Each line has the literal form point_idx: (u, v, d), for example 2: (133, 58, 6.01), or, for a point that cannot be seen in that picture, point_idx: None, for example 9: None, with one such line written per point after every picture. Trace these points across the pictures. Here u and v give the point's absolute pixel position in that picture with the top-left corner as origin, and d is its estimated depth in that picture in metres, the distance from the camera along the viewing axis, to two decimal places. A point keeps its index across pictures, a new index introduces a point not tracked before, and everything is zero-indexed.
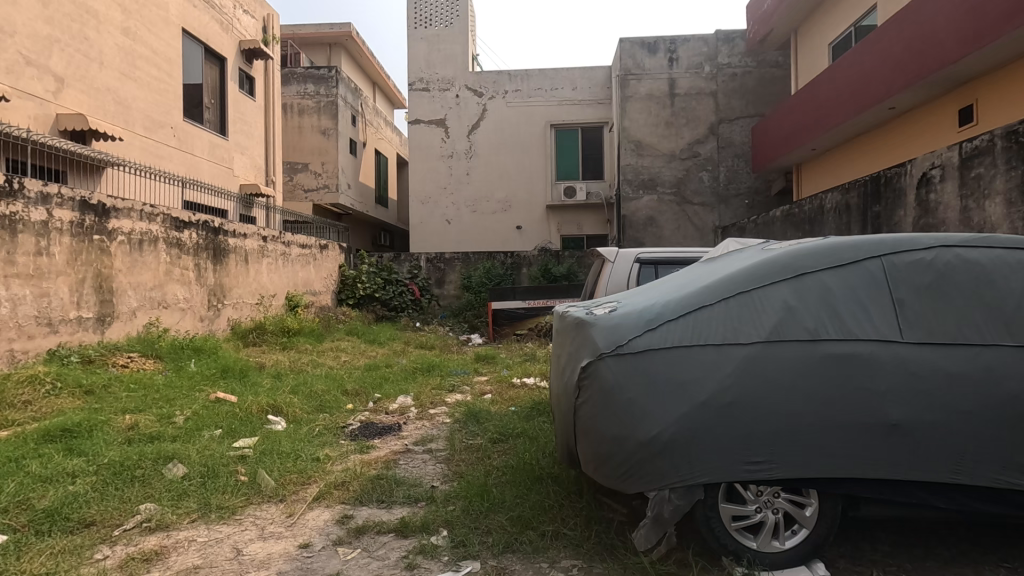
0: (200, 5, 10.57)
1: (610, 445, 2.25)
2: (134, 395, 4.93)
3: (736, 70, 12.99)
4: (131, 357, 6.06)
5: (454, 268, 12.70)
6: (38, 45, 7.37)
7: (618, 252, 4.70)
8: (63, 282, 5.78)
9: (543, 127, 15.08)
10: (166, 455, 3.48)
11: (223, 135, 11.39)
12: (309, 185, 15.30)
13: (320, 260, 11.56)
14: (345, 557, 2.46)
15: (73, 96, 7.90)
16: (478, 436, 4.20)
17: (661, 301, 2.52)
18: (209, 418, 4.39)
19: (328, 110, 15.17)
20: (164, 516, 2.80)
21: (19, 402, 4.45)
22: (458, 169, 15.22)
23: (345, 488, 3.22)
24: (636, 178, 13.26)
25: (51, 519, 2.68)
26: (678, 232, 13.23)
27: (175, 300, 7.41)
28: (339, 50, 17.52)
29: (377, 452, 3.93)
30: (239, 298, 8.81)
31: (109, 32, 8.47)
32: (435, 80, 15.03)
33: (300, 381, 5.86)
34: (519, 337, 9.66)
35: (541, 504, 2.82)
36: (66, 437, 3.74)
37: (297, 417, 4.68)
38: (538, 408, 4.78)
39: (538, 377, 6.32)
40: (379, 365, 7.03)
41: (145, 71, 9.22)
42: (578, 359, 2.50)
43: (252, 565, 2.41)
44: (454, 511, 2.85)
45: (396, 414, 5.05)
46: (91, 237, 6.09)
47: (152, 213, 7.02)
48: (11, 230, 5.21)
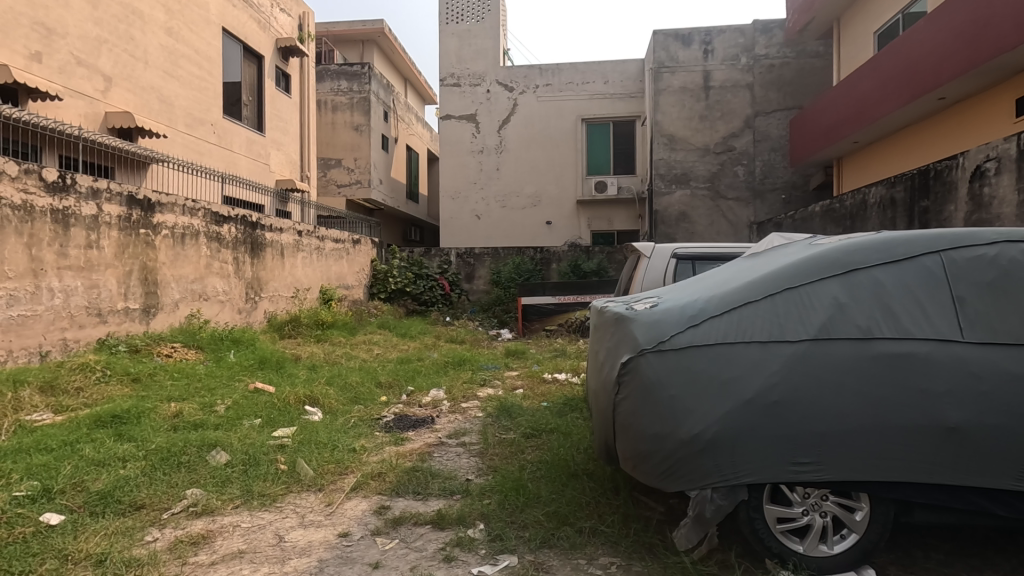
0: (238, 4, 10.81)
1: (650, 443, 2.21)
2: (178, 383, 5.10)
3: (774, 61, 12.65)
4: (174, 347, 6.26)
5: (483, 264, 12.77)
6: (88, 46, 7.64)
7: (655, 247, 4.62)
8: (112, 274, 6.00)
9: (573, 122, 14.97)
10: (210, 442, 3.59)
11: (260, 131, 11.66)
12: (343, 180, 15.54)
13: (353, 255, 11.75)
14: (384, 547, 2.49)
15: (120, 95, 8.19)
16: (511, 430, 4.21)
17: (703, 297, 2.46)
18: (249, 408, 4.51)
19: (360, 106, 15.36)
20: (209, 501, 2.88)
21: (72, 388, 4.65)
22: (488, 164, 15.24)
23: (382, 479, 3.26)
24: (669, 172, 13.02)
25: (104, 501, 2.79)
26: (712, 228, 12.97)
27: (215, 292, 7.62)
28: (372, 46, 17.72)
29: (412, 443, 3.97)
30: (275, 291, 9.02)
31: (153, 32, 8.75)
32: (466, 75, 15.08)
33: (335, 373, 5.97)
34: (548, 333, 9.61)
35: (577, 500, 2.81)
36: (116, 423, 3.89)
37: (333, 408, 4.77)
38: (570, 405, 4.75)
39: (569, 373, 6.29)
40: (411, 358, 7.12)
41: (188, 69, 9.49)
42: (618, 355, 2.46)
43: (294, 552, 2.46)
44: (490, 505, 2.85)
45: (429, 406, 5.10)
46: (137, 231, 6.31)
47: (193, 208, 7.24)
48: (65, 224, 5.44)
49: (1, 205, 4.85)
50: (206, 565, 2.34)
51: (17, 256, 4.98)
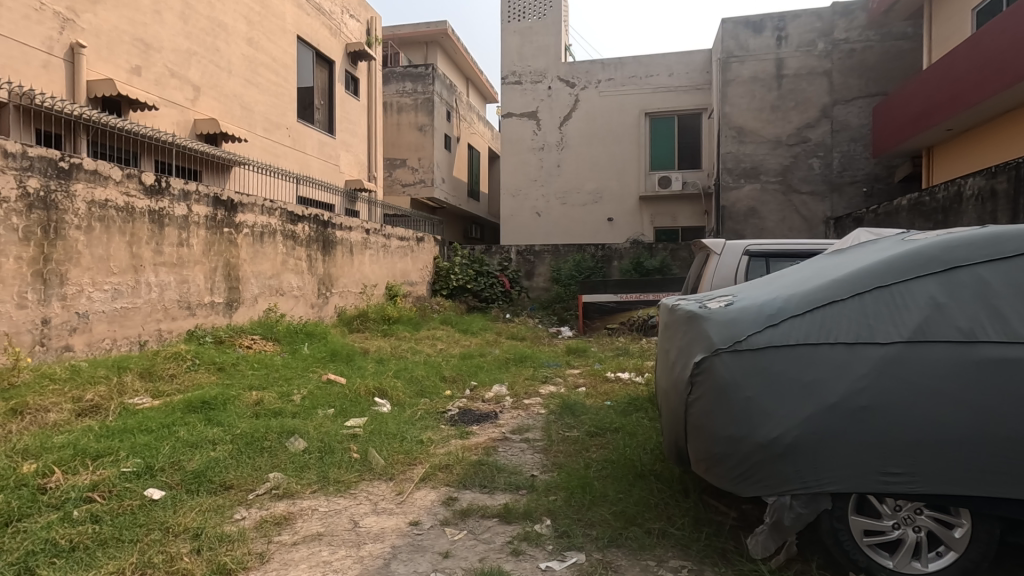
0: (312, 13, 11.33)
1: (724, 445, 2.13)
2: (259, 373, 5.43)
3: (855, 46, 11.89)
4: (254, 339, 6.65)
5: (544, 261, 12.68)
6: (180, 58, 8.23)
7: (726, 243, 4.45)
8: (199, 270, 6.45)
9: (636, 116, 14.68)
10: (289, 430, 3.79)
11: (331, 134, 12.17)
12: (408, 180, 15.99)
13: (416, 252, 12.07)
14: (453, 537, 2.55)
15: (207, 103, 8.78)
16: (575, 428, 4.19)
17: (782, 296, 2.36)
18: (323, 398, 4.73)
19: (424, 106, 15.72)
20: (289, 485, 3.05)
21: (167, 374, 5.03)
22: (549, 161, 15.22)
23: (449, 471, 3.33)
24: (737, 166, 12.52)
25: (198, 480, 3.02)
26: (784, 224, 12.36)
27: (290, 288, 8.04)
28: (435, 47, 18.08)
29: (477, 438, 4.03)
30: (344, 287, 9.42)
31: (236, 43, 9.32)
32: (527, 73, 15.12)
33: (401, 367, 6.16)
34: (609, 331, 9.49)
35: (645, 501, 2.77)
36: (205, 408, 4.18)
37: (401, 400, 4.92)
38: (635, 404, 4.68)
39: (633, 372, 6.19)
40: (474, 354, 7.23)
41: (266, 77, 10.06)
42: (690, 355, 2.40)
43: (368, 537, 2.56)
44: (556, 501, 2.86)
45: (492, 402, 5.15)
46: (221, 230, 6.75)
47: (271, 208, 7.66)
48: (160, 224, 5.90)
49: (108, 207, 5.33)
50: (289, 544, 2.48)
51: (119, 253, 5.45)
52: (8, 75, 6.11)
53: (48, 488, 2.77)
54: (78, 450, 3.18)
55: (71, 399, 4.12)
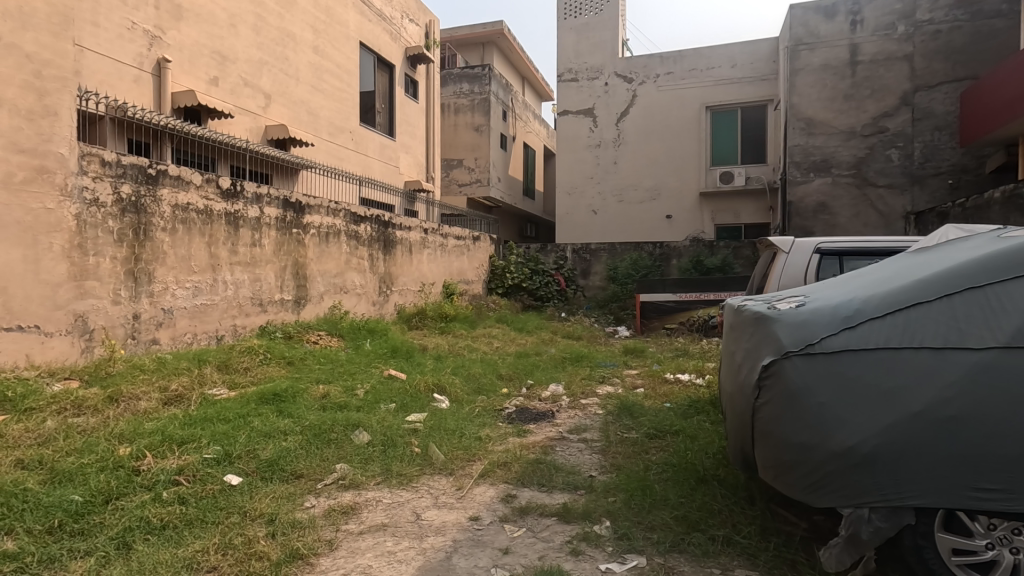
0: (373, 18, 11.68)
1: (795, 453, 2.04)
2: (324, 368, 5.67)
3: (940, 26, 11.03)
4: (320, 335, 6.94)
5: (600, 260, 12.50)
6: (253, 68, 8.70)
7: (794, 242, 4.25)
8: (270, 269, 6.81)
9: (697, 110, 14.25)
10: (353, 423, 3.94)
11: (391, 136, 12.52)
12: (464, 180, 16.23)
13: (473, 251, 12.25)
14: (512, 534, 2.58)
15: (277, 110, 9.23)
16: (633, 429, 4.12)
17: (859, 298, 2.24)
18: (385, 393, 4.88)
19: (481, 107, 15.90)
20: (355, 476, 3.17)
21: (241, 367, 5.34)
22: (605, 158, 15.03)
23: (508, 468, 3.36)
24: (806, 160, 11.90)
25: (272, 468, 3.19)
26: (857, 220, 11.68)
27: (353, 286, 8.35)
28: (492, 48, 18.22)
29: (534, 436, 4.04)
30: (404, 285, 9.67)
31: (303, 51, 9.76)
32: (583, 70, 15.01)
33: (459, 364, 6.27)
34: (668, 331, 9.29)
35: (708, 507, 2.70)
36: (276, 400, 4.41)
37: (459, 397, 5.01)
38: (696, 407, 4.55)
39: (693, 374, 6.02)
40: (530, 353, 7.25)
41: (331, 83, 10.47)
42: (758, 357, 2.31)
43: (430, 530, 2.62)
44: (615, 502, 2.83)
45: (549, 401, 5.16)
46: (290, 230, 7.10)
47: (336, 209, 7.96)
48: (235, 225, 6.27)
49: (189, 210, 5.71)
50: (356, 533, 2.58)
51: (199, 252, 5.83)
52: (105, 90, 6.66)
53: (141, 470, 3.01)
54: (166, 436, 3.42)
55: (158, 389, 4.45)
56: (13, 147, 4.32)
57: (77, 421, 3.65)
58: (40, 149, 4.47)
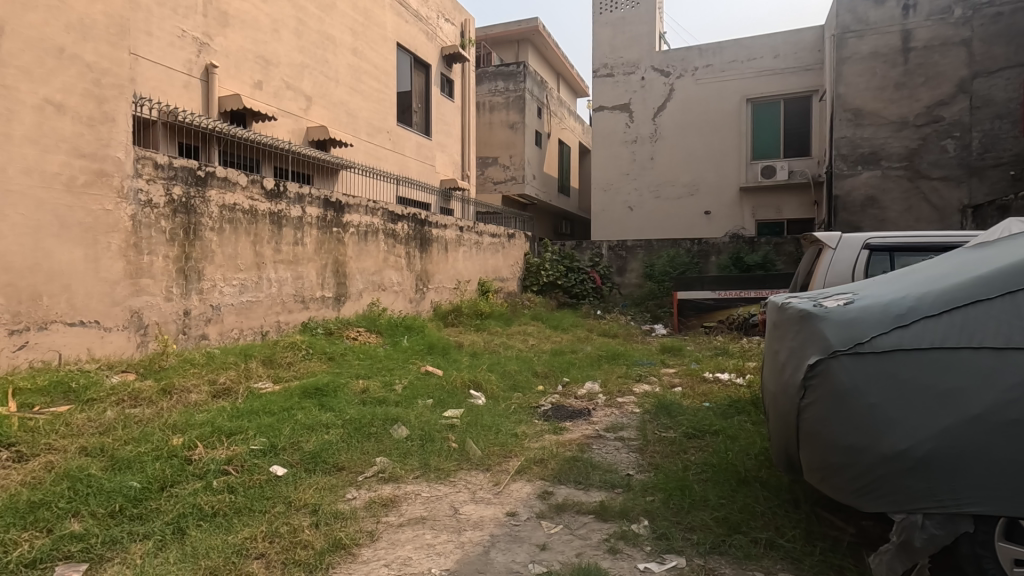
0: (410, 19, 11.83)
1: (843, 455, 1.97)
2: (364, 363, 5.80)
3: (1001, 9, 10.44)
4: (359, 331, 7.09)
5: (636, 257, 12.33)
6: (295, 71, 8.95)
7: (842, 237, 4.09)
8: (312, 267, 6.99)
9: (737, 103, 13.89)
10: (392, 418, 4.01)
11: (427, 135, 12.65)
12: (499, 177, 16.28)
13: (508, 249, 12.30)
14: (549, 530, 2.58)
15: (318, 112, 9.46)
16: (671, 429, 4.06)
17: (913, 295, 2.15)
18: (423, 388, 4.96)
19: (516, 104, 15.91)
20: (394, 470, 3.23)
21: (285, 362, 5.51)
22: (642, 154, 14.81)
23: (544, 465, 3.36)
24: (854, 152, 11.44)
25: (315, 460, 3.28)
26: (909, 214, 11.19)
27: (391, 283, 8.50)
28: (527, 45, 18.20)
29: (570, 434, 4.03)
30: (440, 283, 9.78)
31: (343, 54, 9.97)
32: (619, 65, 14.84)
33: (495, 361, 6.31)
34: (706, 330, 9.12)
35: (750, 508, 2.65)
36: (318, 394, 4.54)
37: (495, 394, 5.04)
38: (736, 407, 4.46)
39: (734, 373, 5.88)
40: (565, 351, 7.21)
41: (369, 84, 10.65)
42: (803, 356, 2.24)
43: (468, 524, 2.65)
44: (653, 502, 2.80)
45: (585, 398, 5.14)
46: (331, 229, 7.27)
47: (374, 208, 8.11)
48: (278, 225, 6.47)
49: (236, 210, 5.92)
50: (396, 525, 2.64)
51: (245, 251, 6.04)
52: (158, 96, 6.96)
53: (193, 459, 3.15)
54: (215, 427, 3.56)
55: (208, 381, 4.64)
56: (74, 152, 4.57)
57: (135, 412, 3.84)
58: (99, 153, 4.72)
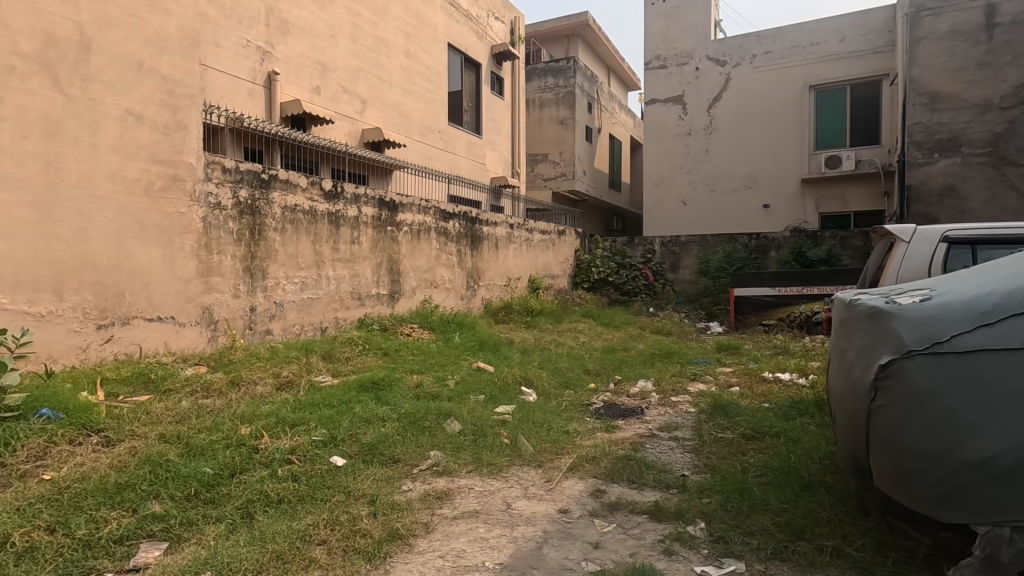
0: (460, 19, 11.96)
1: (919, 462, 1.85)
2: (417, 358, 5.94)
3: None
4: (413, 328, 7.25)
5: (690, 252, 12.00)
6: (350, 75, 9.23)
7: (916, 230, 3.84)
8: (368, 265, 7.21)
9: (798, 91, 13.27)
10: (445, 412, 4.09)
11: (478, 134, 12.76)
12: (549, 174, 16.23)
13: (558, 245, 12.26)
14: (602, 529, 2.56)
15: (373, 114, 9.72)
16: (728, 429, 3.93)
17: (999, 291, 1.99)
18: (475, 384, 5.03)
19: (566, 100, 15.81)
20: (448, 464, 3.29)
21: (344, 357, 5.72)
22: (696, 146, 14.40)
23: (596, 463, 3.34)
24: (929, 138, 10.69)
25: (372, 452, 3.39)
26: (992, 204, 10.38)
27: (443, 281, 8.64)
28: (577, 39, 18.04)
29: (623, 433, 3.98)
30: (490, 280, 9.87)
31: (396, 56, 10.20)
32: (672, 56, 14.48)
33: (546, 358, 6.31)
34: (766, 328, 8.77)
35: (815, 515, 2.54)
36: (374, 388, 4.68)
37: (546, 390, 5.05)
38: (798, 408, 4.28)
39: (795, 373, 5.64)
40: (617, 348, 7.13)
41: (421, 85, 10.85)
42: (874, 356, 2.11)
43: (521, 519, 2.67)
44: (710, 504, 2.72)
45: (637, 397, 5.06)
46: (385, 228, 7.47)
47: (427, 207, 8.27)
48: (336, 224, 6.70)
49: (297, 211, 6.17)
50: (450, 518, 2.69)
51: (306, 250, 6.29)
52: (225, 103, 7.35)
53: (260, 448, 3.31)
54: (280, 419, 3.74)
55: (273, 374, 4.88)
56: (152, 159, 4.88)
57: (207, 402, 4.08)
58: (174, 160, 5.03)
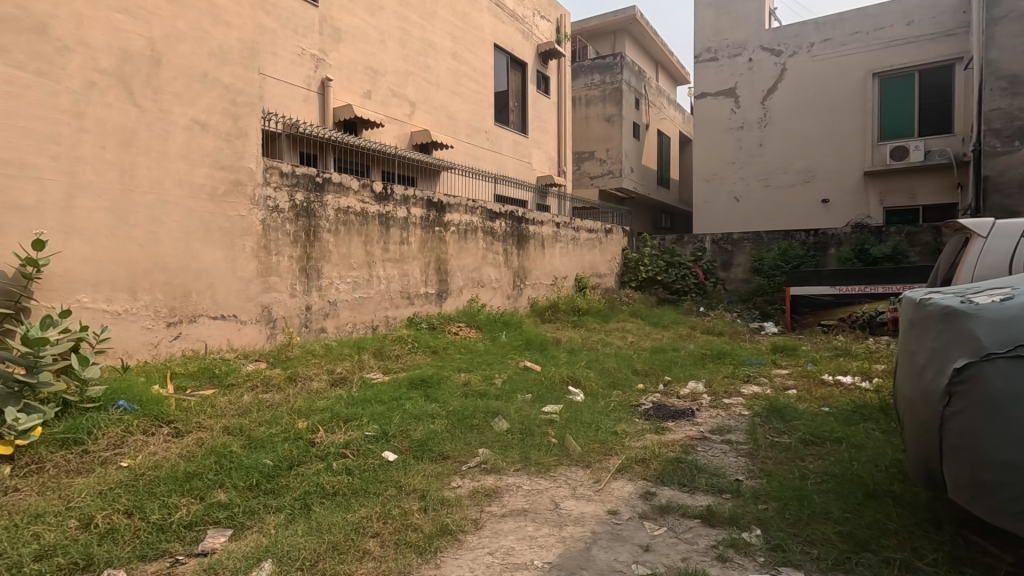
0: (506, 19, 12.01)
1: (999, 472, 1.73)
2: (465, 357, 6.01)
3: None
4: (460, 327, 7.34)
5: (743, 250, 11.63)
6: (400, 79, 9.43)
7: (994, 225, 3.57)
8: (417, 265, 7.35)
9: (861, 79, 12.61)
10: (493, 410, 4.12)
11: (524, 133, 12.78)
12: (595, 172, 16.07)
13: (605, 244, 12.13)
14: (652, 532, 2.52)
15: (421, 117, 9.89)
16: (785, 434, 3.78)
17: None
18: (522, 383, 5.05)
19: (613, 96, 15.62)
20: (496, 461, 3.31)
21: (394, 354, 5.86)
22: (749, 140, 13.92)
23: (646, 464, 3.28)
24: (1008, 126, 9.93)
25: (423, 448, 3.46)
26: None
27: (489, 280, 8.72)
28: (624, 35, 17.77)
29: (673, 434, 3.90)
30: (537, 279, 9.88)
31: (443, 59, 10.35)
32: (724, 47, 14.07)
33: (593, 358, 6.25)
34: (825, 328, 8.40)
35: (881, 525, 2.42)
36: (424, 385, 4.77)
37: (594, 391, 5.00)
38: (862, 413, 4.07)
39: (858, 376, 5.37)
40: (666, 348, 6.99)
41: (468, 86, 10.97)
42: (947, 358, 1.99)
43: (569, 519, 2.66)
44: (766, 510, 2.63)
45: (688, 399, 4.94)
46: (433, 229, 7.59)
47: (474, 207, 8.35)
48: (386, 225, 6.86)
49: (349, 213, 6.36)
50: (498, 515, 2.70)
51: (357, 251, 6.48)
52: (282, 110, 7.65)
53: (316, 442, 3.43)
54: (335, 413, 3.87)
55: (327, 371, 5.05)
56: (215, 165, 5.14)
57: (266, 397, 4.27)
58: (235, 165, 5.29)
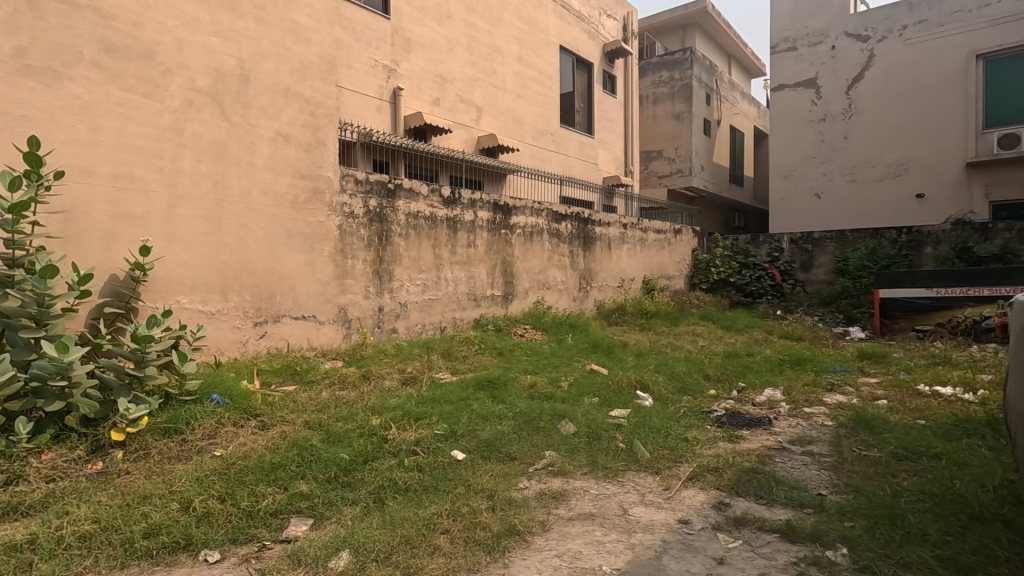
0: (572, 21, 11.98)
1: None
2: (531, 359, 6.04)
3: None
4: (526, 329, 7.38)
5: (825, 250, 10.95)
6: (467, 85, 9.62)
7: None
8: (483, 267, 7.46)
9: (962, 61, 11.54)
10: (560, 413, 4.11)
11: (590, 134, 12.68)
12: (664, 171, 15.68)
13: (674, 245, 11.81)
14: (726, 544, 2.42)
15: (487, 121, 10.04)
16: (874, 448, 3.52)
17: None
18: (589, 386, 4.99)
19: (682, 93, 15.18)
20: (563, 464, 3.30)
21: (461, 355, 5.98)
22: (832, 133, 13.10)
23: (719, 474, 3.16)
24: None
25: (491, 448, 3.50)
26: None
27: (555, 282, 8.70)
28: (694, 28, 17.23)
29: (748, 443, 3.73)
30: (604, 281, 9.77)
31: (509, 63, 10.46)
32: (803, 36, 13.35)
33: (662, 362, 6.09)
34: (919, 334, 7.79)
35: (988, 553, 2.22)
36: (490, 386, 4.83)
37: (663, 396, 4.87)
38: (964, 428, 3.72)
39: (958, 387, 4.90)
40: (740, 353, 6.68)
41: (534, 89, 11.03)
42: None
43: (638, 526, 2.61)
44: (853, 528, 2.46)
45: (765, 406, 4.71)
46: (499, 231, 7.68)
47: (539, 209, 8.37)
48: (454, 229, 7.01)
49: (419, 218, 6.56)
50: (566, 518, 2.70)
51: (427, 254, 6.67)
52: (358, 120, 8.01)
53: (389, 438, 3.55)
54: (406, 411, 4.00)
55: (398, 370, 5.24)
56: (297, 174, 5.46)
57: (343, 394, 4.47)
58: (315, 174, 5.59)
